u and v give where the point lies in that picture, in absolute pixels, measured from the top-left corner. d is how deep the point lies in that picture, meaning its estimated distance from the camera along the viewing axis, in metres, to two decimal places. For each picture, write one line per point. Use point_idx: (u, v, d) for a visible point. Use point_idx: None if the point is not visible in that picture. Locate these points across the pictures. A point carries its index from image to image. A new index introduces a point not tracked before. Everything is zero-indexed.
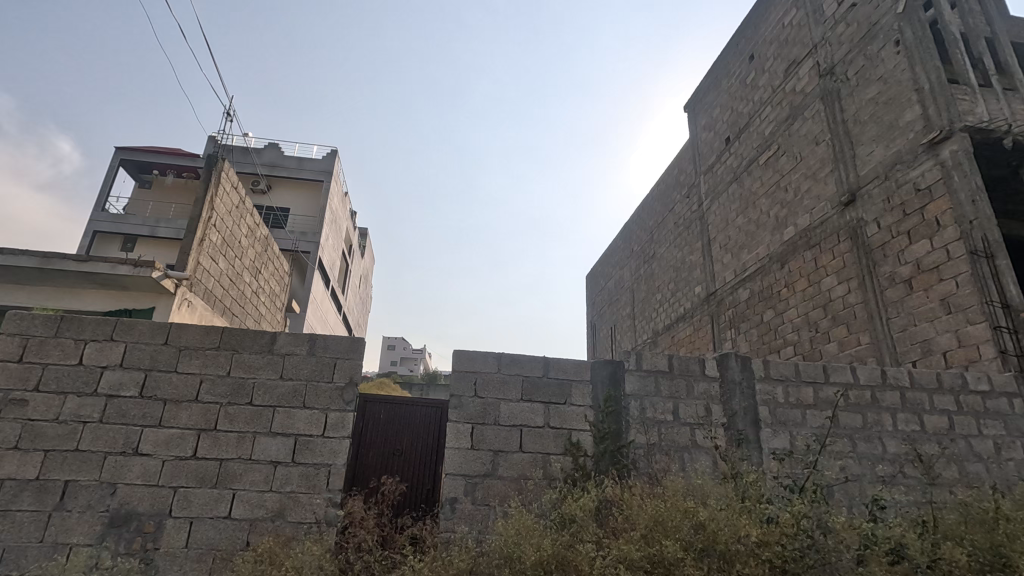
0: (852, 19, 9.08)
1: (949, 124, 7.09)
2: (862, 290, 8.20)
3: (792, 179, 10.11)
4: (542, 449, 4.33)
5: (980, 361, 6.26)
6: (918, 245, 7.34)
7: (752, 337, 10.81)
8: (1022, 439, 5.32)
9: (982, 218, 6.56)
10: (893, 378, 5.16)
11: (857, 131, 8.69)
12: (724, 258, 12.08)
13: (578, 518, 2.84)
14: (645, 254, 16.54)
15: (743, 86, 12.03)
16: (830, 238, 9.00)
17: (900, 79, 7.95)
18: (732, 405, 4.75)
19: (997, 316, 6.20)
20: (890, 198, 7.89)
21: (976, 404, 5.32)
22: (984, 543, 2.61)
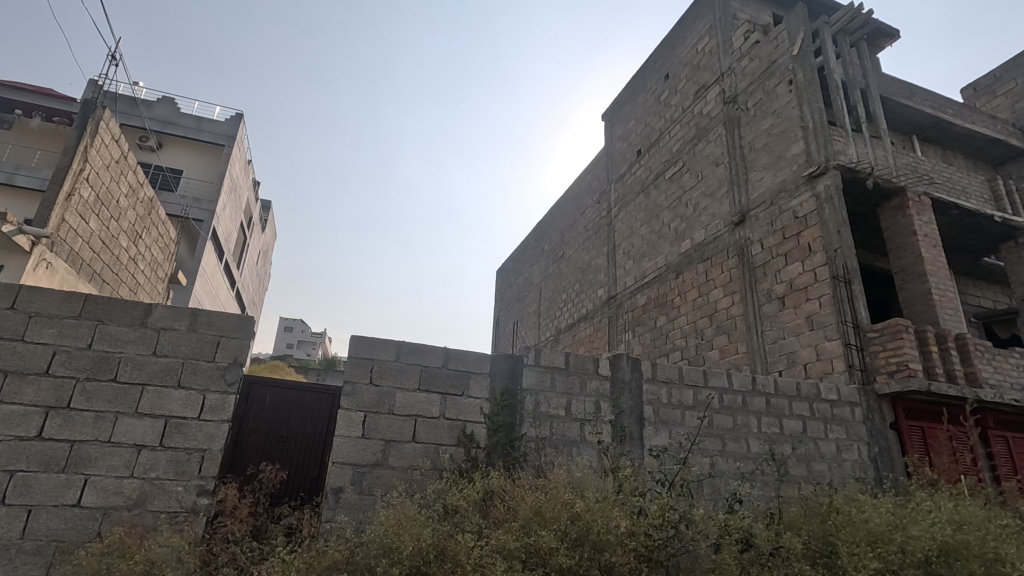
0: (755, 54, 9.87)
1: (826, 161, 7.94)
2: (743, 304, 8.98)
3: (693, 196, 10.84)
4: (435, 439, 4.31)
5: (832, 373, 7.08)
6: (792, 266, 8.15)
7: (645, 341, 11.47)
8: (859, 443, 6.10)
9: (845, 247, 7.42)
10: (762, 385, 5.70)
11: (751, 158, 9.48)
12: (627, 264, 12.70)
13: (462, 508, 2.87)
14: (554, 253, 17.00)
15: (657, 103, 12.69)
16: (720, 253, 9.76)
17: (790, 115, 8.76)
18: (620, 403, 5.02)
19: (849, 334, 7.03)
20: (772, 222, 8.69)
21: (825, 411, 6.03)
22: (817, 533, 2.95)
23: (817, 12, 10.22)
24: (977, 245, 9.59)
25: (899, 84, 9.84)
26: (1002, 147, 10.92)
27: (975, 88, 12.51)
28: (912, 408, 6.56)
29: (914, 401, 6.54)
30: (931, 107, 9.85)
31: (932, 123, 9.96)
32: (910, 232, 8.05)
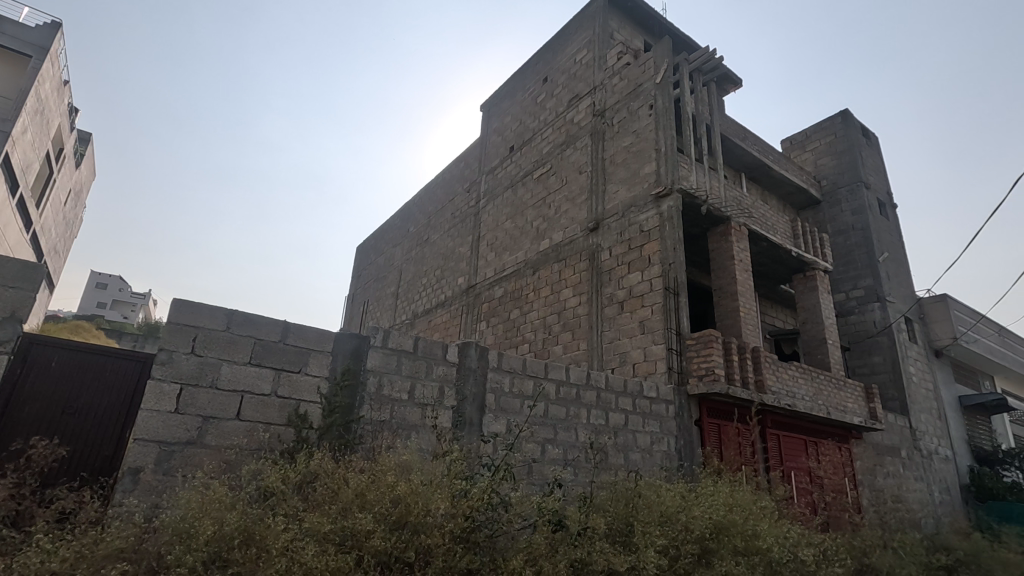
0: (624, 74, 10.62)
1: (671, 184, 8.83)
2: (589, 304, 9.66)
3: (556, 198, 11.38)
4: (263, 418, 4.01)
5: (654, 373, 7.93)
6: (633, 274, 8.95)
7: (497, 332, 11.82)
8: (668, 436, 6.90)
9: (678, 263, 8.33)
10: (595, 380, 6.18)
11: (610, 171, 10.21)
12: (489, 256, 12.95)
13: (280, 490, 2.71)
14: (419, 237, 16.75)
15: (533, 103, 13.08)
16: (574, 256, 10.38)
17: (647, 137, 9.58)
18: (464, 390, 5.10)
19: (672, 340, 7.92)
20: (622, 233, 9.45)
21: (644, 407, 6.73)
22: (620, 515, 3.28)
23: (680, 48, 11.30)
24: (776, 274, 11.38)
25: (736, 127, 11.27)
26: (804, 195, 13.07)
27: (791, 141, 14.80)
28: (713, 407, 7.59)
29: (715, 401, 7.57)
30: (757, 151, 11.43)
31: (756, 165, 11.58)
32: (729, 256, 9.29)
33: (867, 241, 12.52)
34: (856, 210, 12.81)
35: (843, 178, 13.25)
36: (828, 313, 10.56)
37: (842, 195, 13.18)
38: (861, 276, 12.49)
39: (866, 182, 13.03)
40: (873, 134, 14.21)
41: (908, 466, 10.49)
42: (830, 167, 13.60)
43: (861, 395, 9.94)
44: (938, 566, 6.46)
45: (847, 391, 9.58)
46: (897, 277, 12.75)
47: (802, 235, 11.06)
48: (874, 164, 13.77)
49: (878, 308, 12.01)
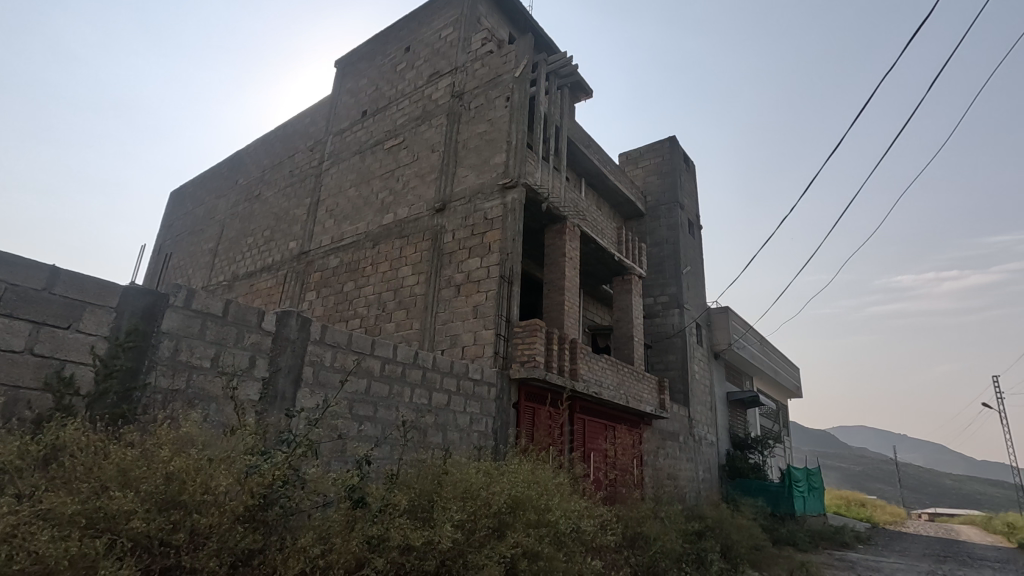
0: (486, 61, 10.70)
1: (517, 177, 9.17)
2: (426, 285, 9.64)
3: (405, 173, 11.11)
4: (8, 379, 3.30)
5: (481, 357, 8.21)
6: (472, 259, 9.13)
7: (328, 303, 11.23)
8: (487, 417, 7.19)
9: (515, 254, 8.69)
10: (421, 359, 6.19)
11: (462, 155, 10.26)
12: (327, 223, 12.19)
13: (17, 467, 2.27)
14: (249, 191, 15.12)
15: (392, 71, 12.56)
16: (416, 234, 10.25)
17: (501, 128, 9.81)
18: (278, 361, 4.74)
19: (501, 326, 8.25)
20: (466, 217, 9.57)
21: (468, 388, 6.93)
22: (426, 490, 3.34)
23: (541, 48, 11.71)
24: (600, 275, 12.48)
25: (583, 134, 12.05)
26: (631, 206, 14.50)
27: (627, 157, 16.29)
28: (531, 391, 8.11)
29: (533, 386, 8.09)
30: (597, 160, 12.38)
31: (595, 172, 12.53)
32: (561, 253, 9.95)
33: (675, 254, 14.33)
34: (671, 226, 14.58)
35: (664, 197, 14.99)
36: (638, 314, 11.89)
37: (661, 212, 14.90)
38: (668, 285, 14.28)
39: (681, 203, 14.90)
40: (692, 163, 16.26)
41: (683, 449, 12.32)
42: (656, 185, 15.26)
43: (655, 387, 11.40)
44: (692, 532, 7.72)
45: (644, 383, 10.90)
46: (695, 288, 14.83)
47: (626, 242, 12.28)
48: (690, 189, 15.79)
49: (677, 314, 13.86)
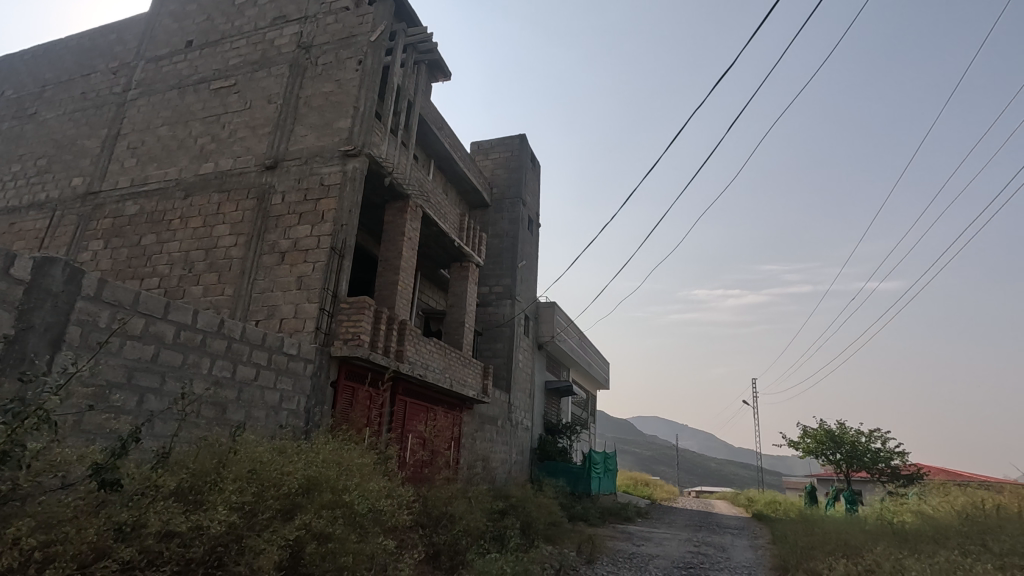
0: (340, 17, 9.96)
1: (361, 146, 8.72)
2: (245, 248, 8.71)
3: (232, 120, 9.89)
4: None
5: (301, 331, 7.68)
6: (302, 226, 8.47)
7: (118, 256, 9.56)
8: (300, 395, 6.74)
9: (350, 226, 8.27)
10: (228, 328, 5.58)
11: (302, 112, 9.45)
12: (126, 162, 10.36)
13: None
14: (19, 107, 12.19)
15: (229, 3, 11.06)
16: (240, 190, 9.20)
17: (349, 92, 9.23)
18: (31, 318, 3.90)
19: (326, 300, 7.79)
20: (300, 180, 8.84)
21: (281, 363, 6.43)
22: (206, 470, 3.03)
23: (402, 17, 11.25)
24: (438, 259, 12.48)
25: (436, 115, 11.86)
26: (477, 195, 14.71)
27: (479, 146, 16.49)
28: (352, 370, 7.81)
29: (355, 364, 7.80)
30: (448, 144, 12.31)
31: (445, 156, 12.46)
32: (400, 232, 9.72)
33: (513, 248, 14.92)
34: (512, 221, 15.14)
35: (508, 191, 15.48)
36: (471, 301, 12.14)
37: (505, 205, 15.39)
38: (503, 276, 14.81)
39: (524, 200, 15.54)
40: (538, 163, 17.05)
41: (499, 433, 12.94)
42: (503, 179, 15.70)
43: (480, 372, 11.75)
44: (496, 511, 8.12)
45: (469, 368, 11.18)
46: (528, 282, 15.60)
47: (467, 230, 12.43)
48: (533, 187, 16.53)
49: (509, 304, 14.46)
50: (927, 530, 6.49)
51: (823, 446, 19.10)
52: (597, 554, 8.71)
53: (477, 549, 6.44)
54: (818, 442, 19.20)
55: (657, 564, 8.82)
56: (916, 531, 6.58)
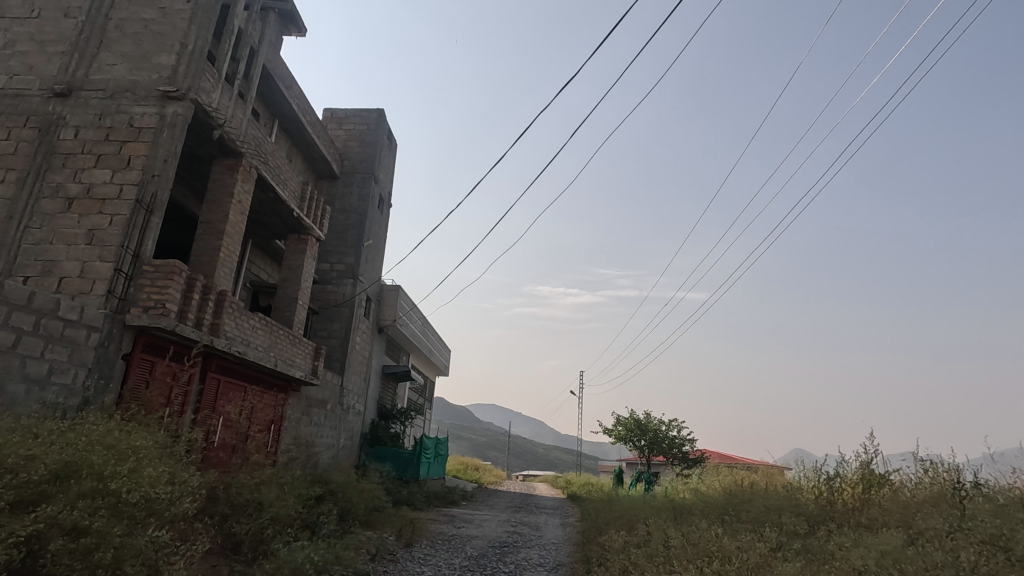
0: None
1: (186, 90, 7.61)
2: (17, 188, 7.13)
3: (11, 28, 8.01)
4: None
5: (87, 294, 6.49)
6: (99, 171, 7.17)
7: None
8: (79, 368, 5.73)
9: (163, 178, 7.19)
10: None
11: (111, 37, 7.97)
12: None
13: None
14: None
15: None
16: (14, 116, 7.50)
17: (175, 24, 8.00)
18: None
19: (124, 260, 6.68)
20: (101, 116, 7.47)
21: (53, 330, 5.43)
22: None
23: None
24: (273, 228, 11.46)
25: (285, 70, 10.84)
26: (325, 165, 13.78)
27: (332, 113, 15.46)
28: (151, 343, 6.82)
29: (156, 337, 6.83)
30: (296, 105, 11.34)
31: (290, 117, 11.46)
32: (227, 193, 8.73)
33: (360, 225, 14.29)
34: (361, 197, 14.50)
35: (360, 166, 14.77)
36: (307, 276, 11.37)
37: (355, 179, 14.65)
38: (347, 254, 14.09)
39: (376, 177, 14.94)
40: (395, 141, 16.52)
41: (327, 417, 12.34)
42: (355, 152, 14.92)
43: (310, 353, 11.08)
44: (313, 497, 7.75)
45: (299, 347, 10.48)
46: (373, 262, 15.06)
47: (309, 200, 11.59)
48: (388, 165, 15.97)
49: (350, 284, 13.83)
50: (697, 504, 7.61)
51: (631, 433, 21.44)
52: (416, 537, 8.76)
53: (285, 538, 6.07)
54: (628, 429, 21.51)
55: (474, 544, 9.16)
56: (689, 505, 7.68)
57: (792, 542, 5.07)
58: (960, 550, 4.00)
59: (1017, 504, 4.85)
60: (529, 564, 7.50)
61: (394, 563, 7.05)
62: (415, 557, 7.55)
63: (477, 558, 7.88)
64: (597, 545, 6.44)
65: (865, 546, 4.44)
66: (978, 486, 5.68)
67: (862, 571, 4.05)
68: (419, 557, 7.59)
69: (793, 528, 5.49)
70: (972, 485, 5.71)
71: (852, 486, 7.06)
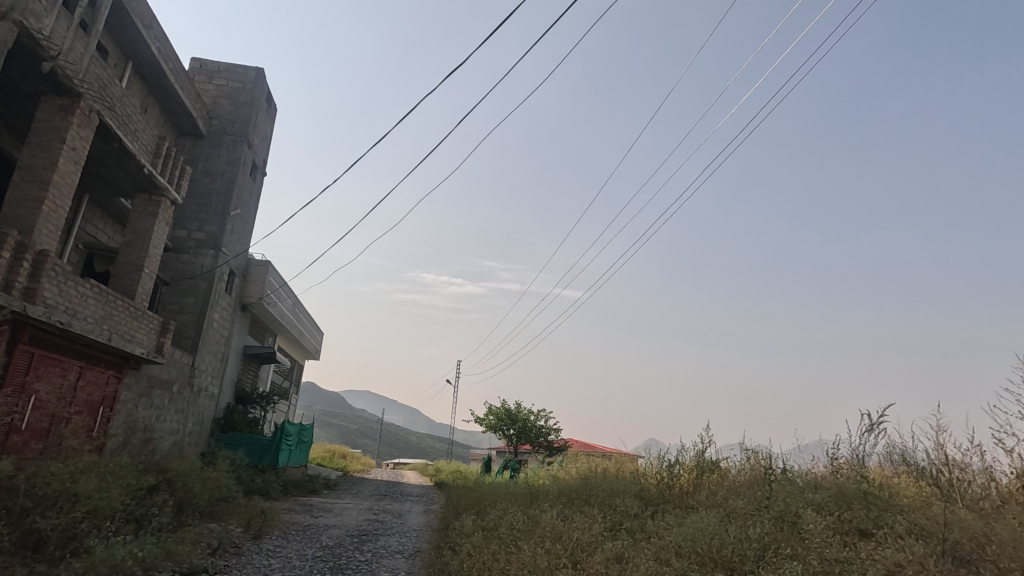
0: None
1: (8, 8, 6.36)
2: None
3: None
4: None
5: None
6: None
7: None
8: None
9: None
10: None
11: None
12: None
13: None
14: None
15: None
16: None
17: None
18: None
19: None
20: None
21: None
22: None
23: None
24: (118, 184, 10.06)
25: (145, 7, 9.50)
26: (188, 120, 12.37)
27: (201, 64, 13.90)
28: None
29: None
30: (156, 48, 10.01)
31: (148, 60, 10.10)
32: (57, 138, 7.47)
33: (226, 192, 13.04)
34: (230, 160, 13.23)
35: (231, 127, 13.46)
36: (157, 242, 10.15)
37: (224, 141, 13.33)
38: (208, 222, 12.79)
39: (249, 141, 13.73)
40: (275, 105, 15.27)
41: (173, 400, 11.15)
42: (226, 111, 13.57)
43: (155, 327, 9.87)
44: (145, 487, 6.98)
45: (141, 321, 9.32)
46: (239, 234, 13.82)
47: (164, 157, 10.31)
48: (264, 131, 14.73)
49: (210, 254, 12.58)
50: (552, 489, 8.05)
51: (502, 422, 22.04)
52: (267, 528, 8.23)
53: (103, 534, 5.40)
54: (498, 419, 22.07)
55: (330, 533, 8.83)
56: (544, 490, 8.09)
57: (628, 522, 5.56)
58: (759, 526, 4.64)
59: (809, 486, 5.74)
60: (386, 552, 7.40)
61: (237, 557, 6.57)
62: (263, 549, 7.10)
63: (331, 548, 7.60)
64: (450, 530, 6.55)
65: (685, 525, 4.99)
66: (784, 472, 6.63)
67: (679, 547, 4.56)
68: (267, 549, 7.14)
69: (628, 509, 6.02)
70: (780, 471, 6.65)
71: (687, 472, 7.86)
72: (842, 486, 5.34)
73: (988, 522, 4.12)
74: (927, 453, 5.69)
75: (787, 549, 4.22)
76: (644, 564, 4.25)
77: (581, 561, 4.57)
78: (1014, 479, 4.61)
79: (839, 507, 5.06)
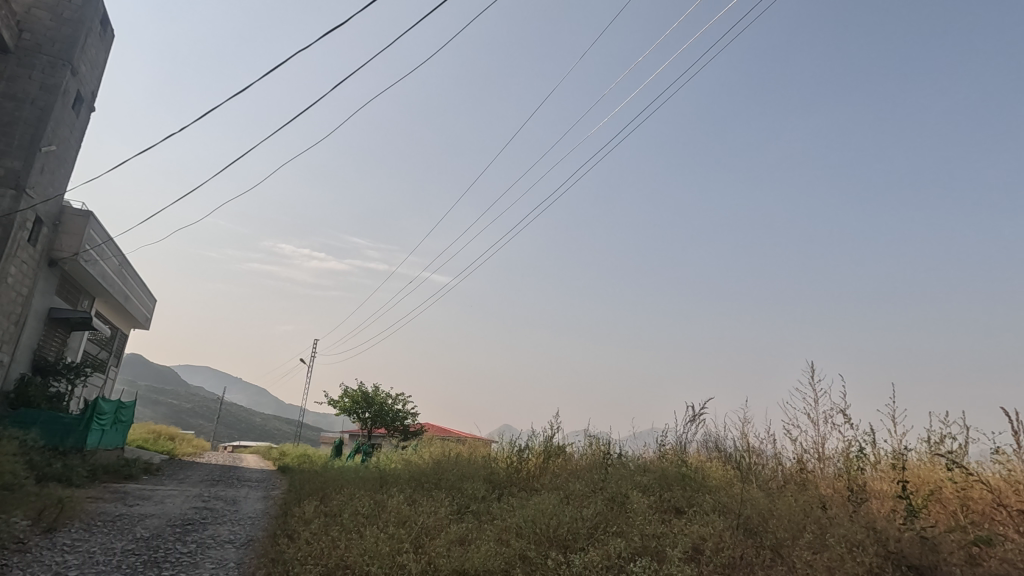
0: None
1: None
2: None
3: None
4: None
5: None
6: None
7: None
8: None
9: None
10: None
11: None
12: None
13: None
14: None
15: None
16: None
17: None
18: None
19: None
20: None
21: None
22: None
23: None
24: None
25: None
26: None
27: None
28: None
29: None
30: None
31: None
32: None
33: (37, 122, 10.89)
34: (44, 86, 11.06)
35: (50, 47, 11.26)
36: None
37: (38, 61, 11.11)
38: (9, 156, 10.60)
39: (74, 67, 11.60)
40: (111, 30, 13.04)
41: None
42: (44, 25, 11.29)
43: None
44: None
45: None
46: (53, 174, 11.64)
47: None
48: (94, 57, 12.52)
49: (9, 196, 10.44)
50: (402, 473, 7.97)
51: (357, 405, 21.38)
52: (65, 521, 7.07)
53: None
54: (353, 401, 21.38)
55: (146, 524, 7.85)
56: (394, 475, 7.97)
57: (474, 505, 5.71)
58: (592, 506, 5.04)
59: (639, 469, 6.36)
60: (213, 542, 6.77)
61: (21, 554, 5.58)
62: (57, 544, 6.10)
63: (147, 540, 6.76)
64: (289, 517, 6.19)
65: (527, 507, 5.24)
66: (620, 455, 7.28)
67: (520, 528, 4.77)
68: (63, 544, 6.15)
69: (476, 492, 6.17)
70: (616, 455, 7.27)
71: (534, 456, 8.22)
72: (666, 470, 6.00)
73: (773, 499, 4.89)
74: (734, 441, 6.62)
75: (614, 527, 4.64)
76: (484, 546, 4.38)
77: (423, 544, 4.59)
78: (795, 463, 5.56)
79: (662, 488, 5.67)
